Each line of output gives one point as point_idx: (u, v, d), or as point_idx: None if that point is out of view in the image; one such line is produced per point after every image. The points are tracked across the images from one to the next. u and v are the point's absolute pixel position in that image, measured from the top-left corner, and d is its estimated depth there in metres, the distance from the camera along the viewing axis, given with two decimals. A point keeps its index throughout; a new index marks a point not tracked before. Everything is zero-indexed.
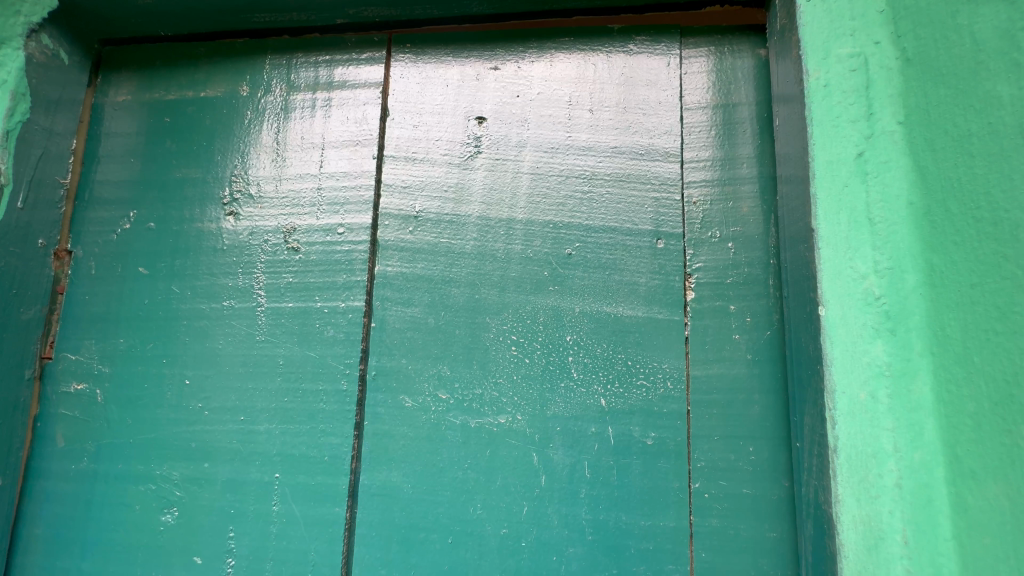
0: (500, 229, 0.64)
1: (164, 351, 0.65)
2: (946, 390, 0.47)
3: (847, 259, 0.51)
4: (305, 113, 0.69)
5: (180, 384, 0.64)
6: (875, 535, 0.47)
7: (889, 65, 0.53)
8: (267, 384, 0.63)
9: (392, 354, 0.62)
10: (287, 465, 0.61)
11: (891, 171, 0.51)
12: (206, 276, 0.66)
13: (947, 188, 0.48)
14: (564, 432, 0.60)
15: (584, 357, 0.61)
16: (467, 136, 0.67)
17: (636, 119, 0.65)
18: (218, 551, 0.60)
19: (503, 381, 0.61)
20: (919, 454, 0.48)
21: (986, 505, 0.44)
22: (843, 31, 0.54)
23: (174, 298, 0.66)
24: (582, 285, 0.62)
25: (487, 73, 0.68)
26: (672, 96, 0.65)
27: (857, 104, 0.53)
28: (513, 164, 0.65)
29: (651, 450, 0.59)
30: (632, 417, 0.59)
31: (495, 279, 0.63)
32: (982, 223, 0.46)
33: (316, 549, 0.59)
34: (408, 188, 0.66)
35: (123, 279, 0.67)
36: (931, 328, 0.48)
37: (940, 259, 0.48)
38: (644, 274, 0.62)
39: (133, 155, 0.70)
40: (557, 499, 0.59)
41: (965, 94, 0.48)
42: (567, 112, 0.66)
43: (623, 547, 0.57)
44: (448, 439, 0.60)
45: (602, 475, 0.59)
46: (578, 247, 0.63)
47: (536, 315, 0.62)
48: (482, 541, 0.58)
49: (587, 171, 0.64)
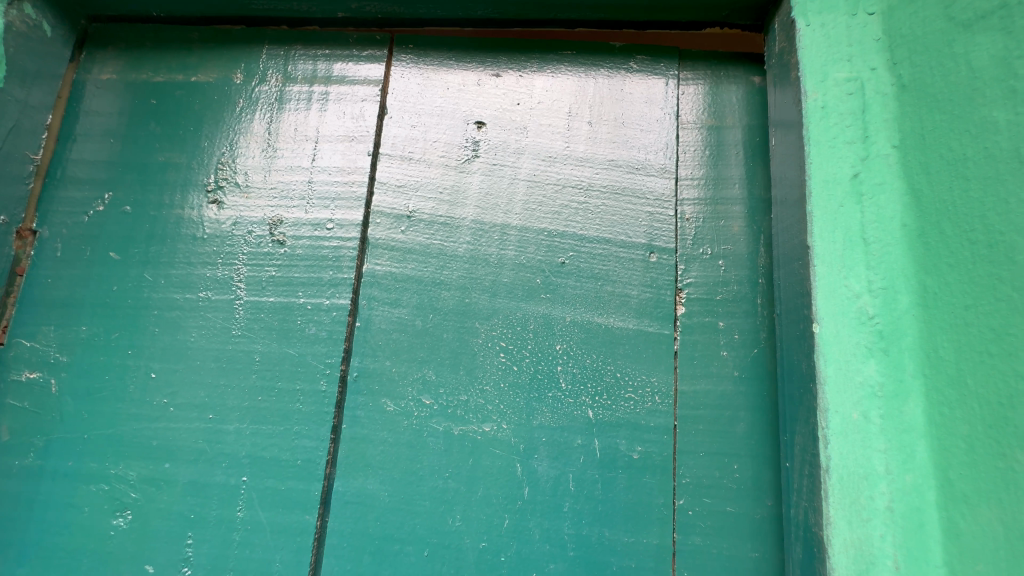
0: (494, 234, 0.63)
1: (130, 342, 0.62)
2: (939, 412, 0.47)
3: (841, 277, 0.51)
4: (301, 105, 0.67)
5: (144, 377, 0.61)
6: (867, 560, 0.47)
7: (885, 91, 0.54)
8: (240, 382, 0.60)
9: (377, 356, 0.60)
10: (256, 469, 0.58)
11: (886, 192, 0.52)
12: (183, 264, 0.63)
13: (940, 211, 0.49)
14: (550, 443, 0.58)
15: (573, 367, 0.60)
16: (466, 139, 0.66)
17: (633, 134, 0.66)
18: (173, 559, 0.56)
19: (490, 388, 0.59)
20: (910, 477, 0.47)
21: (978, 530, 0.44)
22: (840, 56, 0.56)
23: (146, 285, 0.63)
24: (574, 294, 0.61)
25: (488, 79, 0.68)
26: (668, 114, 0.66)
27: (853, 126, 0.54)
28: (511, 170, 0.65)
29: (637, 465, 0.57)
30: (618, 431, 0.58)
31: (486, 284, 0.62)
32: (978, 244, 0.46)
33: (282, 559, 0.56)
34: (402, 187, 0.64)
35: (90, 264, 0.64)
36: (924, 350, 0.48)
37: (933, 280, 0.49)
38: (635, 286, 0.61)
39: (113, 137, 0.67)
40: (540, 512, 0.56)
41: (961, 119, 0.49)
42: (566, 122, 0.66)
43: (605, 564, 0.55)
44: (430, 447, 0.58)
45: (587, 489, 0.57)
46: (571, 256, 0.62)
47: (526, 323, 0.61)
48: (459, 555, 0.55)
49: (583, 183, 0.64)
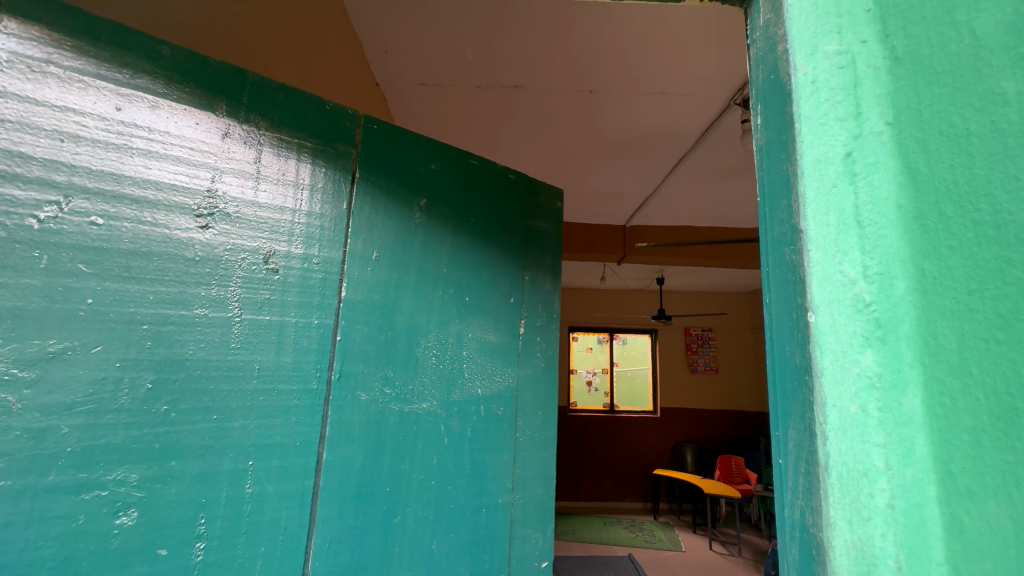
0: (431, 278, 1.05)
1: (118, 356, 0.65)
2: (940, 403, 0.46)
3: (835, 263, 0.50)
4: (288, 146, 0.85)
5: (143, 388, 0.67)
6: (868, 562, 0.46)
7: (877, 64, 0.52)
8: (242, 386, 0.76)
9: (355, 362, 0.90)
10: (259, 454, 0.77)
11: (880, 172, 0.50)
12: (176, 283, 0.71)
13: (940, 190, 0.46)
14: (457, 409, 1.07)
15: (471, 364, 1.11)
16: (414, 208, 1.04)
17: (506, 224, 1.24)
18: (187, 538, 0.69)
19: (424, 380, 1.02)
20: (910, 472, 0.47)
21: (985, 527, 0.43)
22: (830, 28, 0.54)
23: (131, 300, 0.67)
24: (472, 318, 1.13)
25: (427, 166, 1.08)
26: (523, 217, 1.29)
27: (846, 101, 0.52)
28: (441, 236, 1.09)
29: (502, 415, 1.17)
30: (493, 397, 1.15)
31: (423, 310, 1.04)
32: (983, 225, 0.43)
33: (289, 514, 0.79)
34: (371, 234, 0.96)
35: (50, 274, 0.62)
36: (922, 338, 0.47)
37: (933, 265, 0.47)
38: (504, 314, 1.20)
39: (62, 134, 0.63)
40: (449, 453, 1.04)
41: (965, 90, 0.45)
42: (471, 210, 1.16)
43: (482, 472, 1.10)
44: (389, 419, 0.95)
45: (477, 430, 1.10)
46: (471, 296, 1.13)
47: (446, 336, 1.07)
48: (407, 486, 0.97)
49: (477, 250, 1.16)
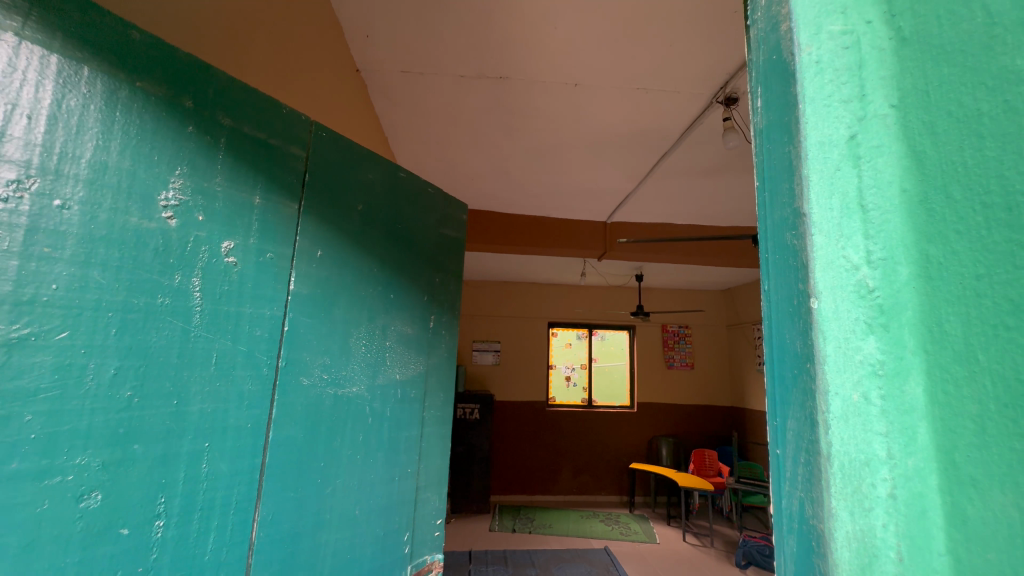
0: (365, 277, 1.20)
1: (84, 342, 0.63)
2: (943, 391, 0.44)
3: (839, 248, 0.50)
4: (247, 143, 0.89)
5: (107, 373, 0.66)
6: (870, 553, 0.45)
7: (882, 45, 0.50)
8: (202, 371, 0.79)
9: (299, 350, 0.99)
10: (213, 436, 0.81)
11: (884, 156, 0.49)
12: (144, 272, 0.71)
13: (948, 173, 0.45)
14: (383, 391, 1.26)
15: (394, 354, 1.31)
16: (351, 212, 1.16)
17: (421, 234, 1.46)
18: (148, 517, 0.70)
19: (357, 366, 1.17)
20: (913, 461, 0.45)
21: (988, 516, 0.40)
22: (835, 8, 0.54)
23: (97, 287, 0.65)
24: (397, 315, 1.32)
25: (361, 175, 1.21)
26: (432, 228, 1.52)
27: (850, 83, 0.51)
28: (371, 239, 1.23)
29: (412, 396, 1.40)
30: (408, 382, 1.38)
31: (359, 305, 1.18)
32: (994, 208, 0.41)
33: (238, 492, 0.84)
34: (314, 232, 1.04)
35: (13, 257, 0.58)
36: (926, 325, 0.45)
37: (939, 250, 0.45)
38: (419, 313, 1.43)
39: (22, 109, 0.59)
40: (374, 429, 1.22)
41: (976, 71, 0.44)
42: (395, 218, 1.33)
43: (397, 445, 1.31)
44: (324, 401, 1.06)
45: (396, 410, 1.31)
46: (395, 296, 1.31)
47: (378, 328, 1.24)
48: (339, 460, 1.10)
49: (400, 255, 1.35)
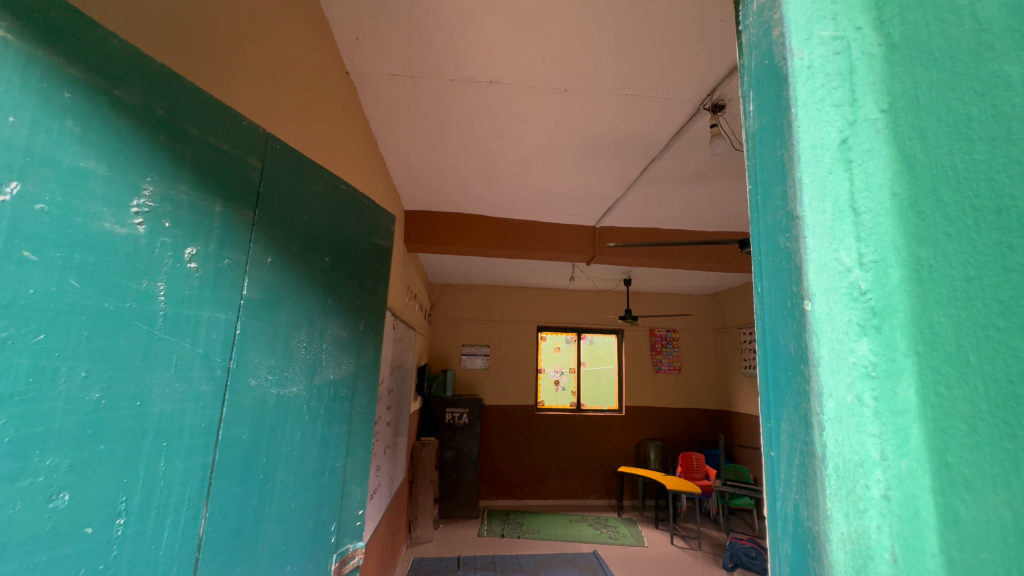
0: (307, 282, 1.21)
1: (56, 345, 0.62)
2: (934, 392, 0.44)
3: (832, 251, 0.51)
4: (210, 150, 0.89)
5: (77, 376, 0.65)
6: (863, 554, 0.45)
7: (873, 51, 0.51)
8: (162, 373, 0.79)
9: (249, 353, 1.00)
10: (170, 437, 0.80)
11: (875, 160, 0.50)
12: (114, 275, 0.70)
13: (938, 176, 0.45)
14: (318, 389, 1.28)
15: (330, 354, 1.33)
16: (297, 219, 1.18)
17: (356, 239, 1.48)
18: (110, 515, 0.69)
19: (298, 366, 1.18)
20: (905, 463, 0.45)
21: (980, 516, 0.40)
22: (825, 14, 0.54)
23: (72, 291, 0.65)
24: (333, 318, 1.34)
25: (305, 180, 1.23)
26: (365, 233, 1.54)
27: (841, 89, 0.52)
28: (312, 244, 1.24)
29: (342, 394, 1.41)
30: (341, 381, 1.40)
31: (303, 308, 1.19)
32: (983, 211, 0.41)
33: (189, 490, 0.84)
34: (264, 237, 1.05)
35: None
36: (917, 327, 0.46)
37: (930, 252, 0.45)
38: (351, 315, 1.45)
39: (10, 113, 0.58)
40: (309, 426, 1.23)
41: (963, 76, 0.44)
42: (333, 224, 1.35)
43: (327, 441, 1.32)
44: (269, 402, 1.07)
45: (330, 408, 1.33)
46: (331, 299, 1.33)
47: (317, 329, 1.26)
48: (277, 458, 1.11)
49: (337, 259, 1.36)
